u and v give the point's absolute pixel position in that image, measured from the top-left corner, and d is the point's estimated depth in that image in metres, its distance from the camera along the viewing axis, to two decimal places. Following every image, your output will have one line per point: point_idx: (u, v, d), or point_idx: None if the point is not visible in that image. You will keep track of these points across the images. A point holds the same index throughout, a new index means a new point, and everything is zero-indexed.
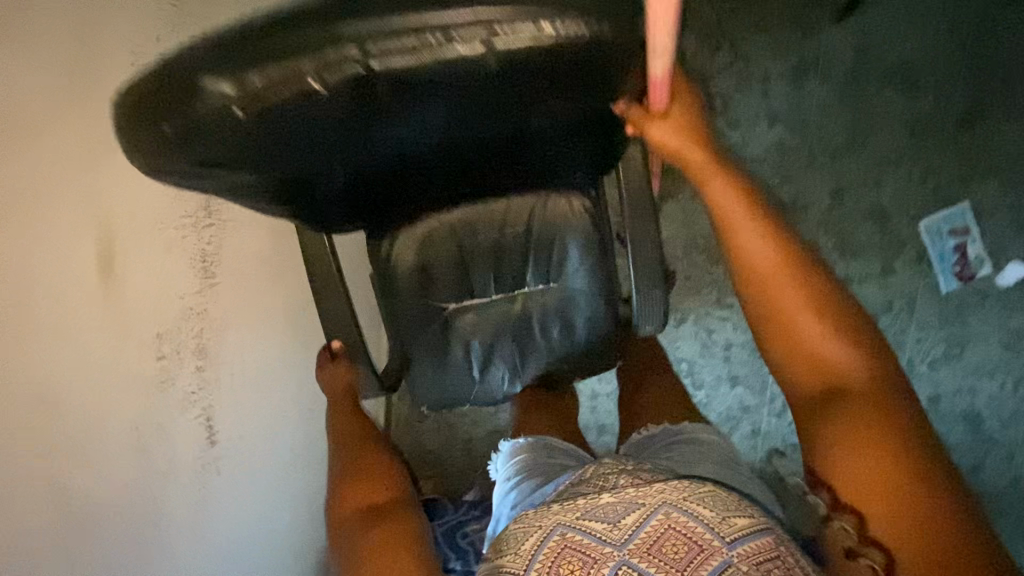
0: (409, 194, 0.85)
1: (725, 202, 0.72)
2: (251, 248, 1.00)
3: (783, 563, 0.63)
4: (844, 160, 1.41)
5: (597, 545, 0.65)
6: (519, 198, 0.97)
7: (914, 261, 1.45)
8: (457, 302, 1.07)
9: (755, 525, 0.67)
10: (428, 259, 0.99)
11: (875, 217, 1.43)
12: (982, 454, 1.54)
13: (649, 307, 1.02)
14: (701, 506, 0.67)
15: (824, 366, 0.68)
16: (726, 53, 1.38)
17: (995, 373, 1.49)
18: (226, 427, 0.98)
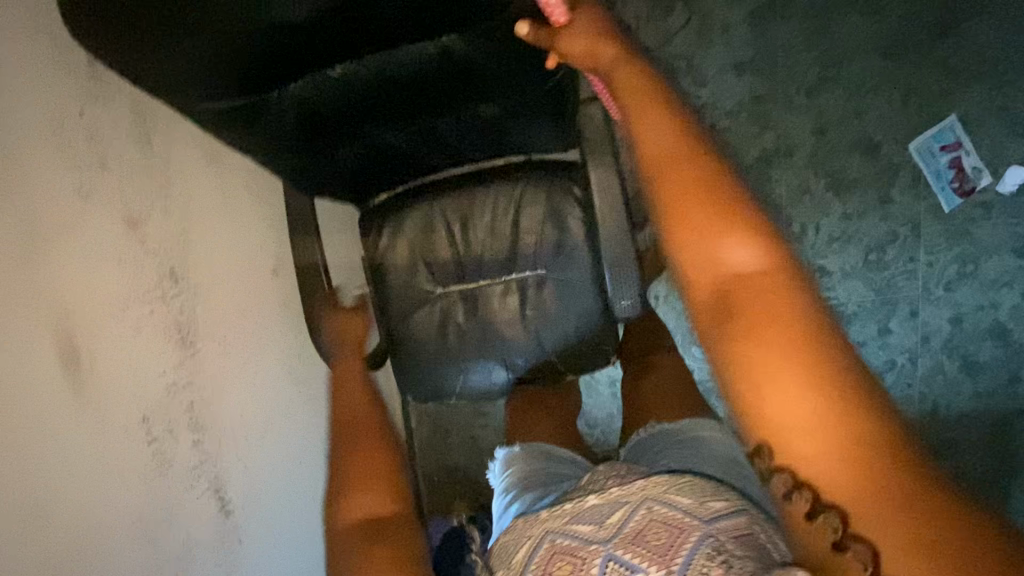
0: (395, 166, 0.95)
1: (649, 117, 0.57)
2: (228, 303, 0.99)
3: (759, 539, 0.63)
4: (821, 97, 1.38)
5: (584, 544, 0.65)
6: (499, 187, 1.04)
7: (911, 185, 1.41)
8: (445, 288, 1.10)
9: (734, 506, 0.67)
10: (419, 250, 1.07)
11: (863, 147, 1.39)
12: (1016, 367, 1.49)
13: (622, 276, 0.97)
14: (677, 494, 0.68)
15: (735, 286, 0.51)
16: (680, 13, 1.36)
17: (1015, 283, 1.45)
18: (254, 461, 1.03)
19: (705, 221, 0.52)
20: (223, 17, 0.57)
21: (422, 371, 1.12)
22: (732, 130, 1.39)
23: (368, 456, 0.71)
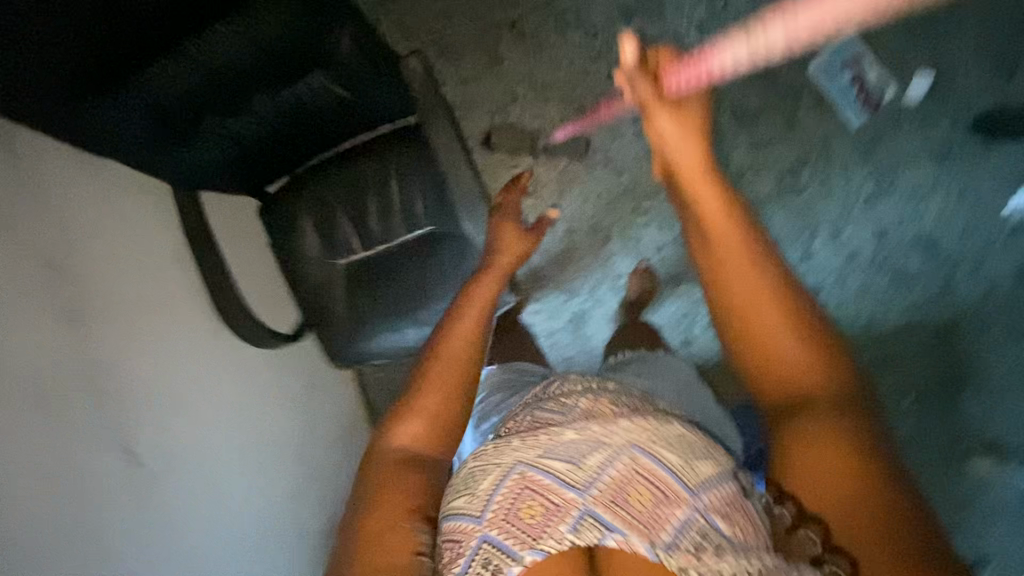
0: (267, 154, 1.03)
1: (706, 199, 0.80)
2: (122, 271, 0.92)
3: (742, 507, 0.60)
4: (711, 30, 1.40)
5: (466, 523, 0.63)
6: (367, 158, 1.11)
7: (815, 105, 1.42)
8: (346, 257, 1.16)
9: (616, 451, 0.64)
10: (316, 224, 1.13)
11: (762, 74, 1.41)
12: (948, 273, 1.49)
13: (475, 217, 0.96)
14: (554, 460, 0.64)
15: (771, 357, 0.68)
16: None
17: (935, 190, 1.45)
18: (176, 434, 0.94)
19: (761, 325, 0.69)
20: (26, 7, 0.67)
21: (339, 338, 1.17)
22: None
23: (441, 389, 0.79)
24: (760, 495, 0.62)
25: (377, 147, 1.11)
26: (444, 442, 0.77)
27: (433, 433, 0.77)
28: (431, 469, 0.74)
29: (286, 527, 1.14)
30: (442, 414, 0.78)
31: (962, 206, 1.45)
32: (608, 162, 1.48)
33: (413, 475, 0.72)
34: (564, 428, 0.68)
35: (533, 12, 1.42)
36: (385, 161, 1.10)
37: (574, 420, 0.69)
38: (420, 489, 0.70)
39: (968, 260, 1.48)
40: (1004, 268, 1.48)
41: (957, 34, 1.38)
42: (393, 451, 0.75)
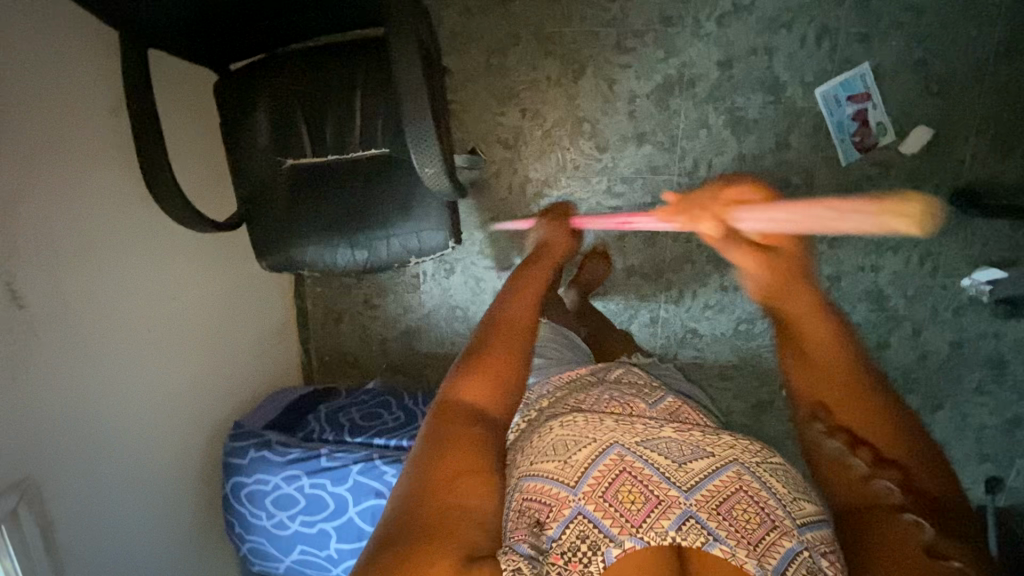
0: (225, 16, 0.97)
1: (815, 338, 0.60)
2: (41, 108, 0.86)
3: (747, 493, 0.62)
4: (732, 26, 1.34)
5: (554, 490, 0.64)
6: (332, 61, 1.06)
7: (811, 133, 1.39)
8: (294, 158, 1.12)
9: (600, 448, 0.67)
10: (268, 117, 1.08)
11: (769, 86, 1.37)
12: (887, 331, 1.53)
13: (421, 144, 0.92)
14: (655, 454, 0.66)
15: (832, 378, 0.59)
16: None
17: (899, 248, 1.46)
18: (65, 290, 0.91)
19: (859, 405, 0.57)
20: None
21: (271, 237, 1.14)
22: (638, 50, 1.37)
23: (500, 356, 0.70)
24: (771, 490, 0.63)
25: (344, 51, 1.06)
26: (506, 399, 0.68)
27: (495, 391, 0.68)
28: (491, 423, 0.66)
29: (173, 414, 1.14)
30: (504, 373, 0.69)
31: (919, 271, 1.47)
32: (592, 135, 1.43)
33: (479, 432, 0.64)
34: (550, 431, 0.72)
35: None
36: (351, 69, 1.06)
37: (560, 423, 0.73)
38: (483, 449, 0.63)
39: (910, 324, 1.51)
40: (941, 339, 1.51)
41: (971, 95, 1.34)
42: (459, 406, 0.66)
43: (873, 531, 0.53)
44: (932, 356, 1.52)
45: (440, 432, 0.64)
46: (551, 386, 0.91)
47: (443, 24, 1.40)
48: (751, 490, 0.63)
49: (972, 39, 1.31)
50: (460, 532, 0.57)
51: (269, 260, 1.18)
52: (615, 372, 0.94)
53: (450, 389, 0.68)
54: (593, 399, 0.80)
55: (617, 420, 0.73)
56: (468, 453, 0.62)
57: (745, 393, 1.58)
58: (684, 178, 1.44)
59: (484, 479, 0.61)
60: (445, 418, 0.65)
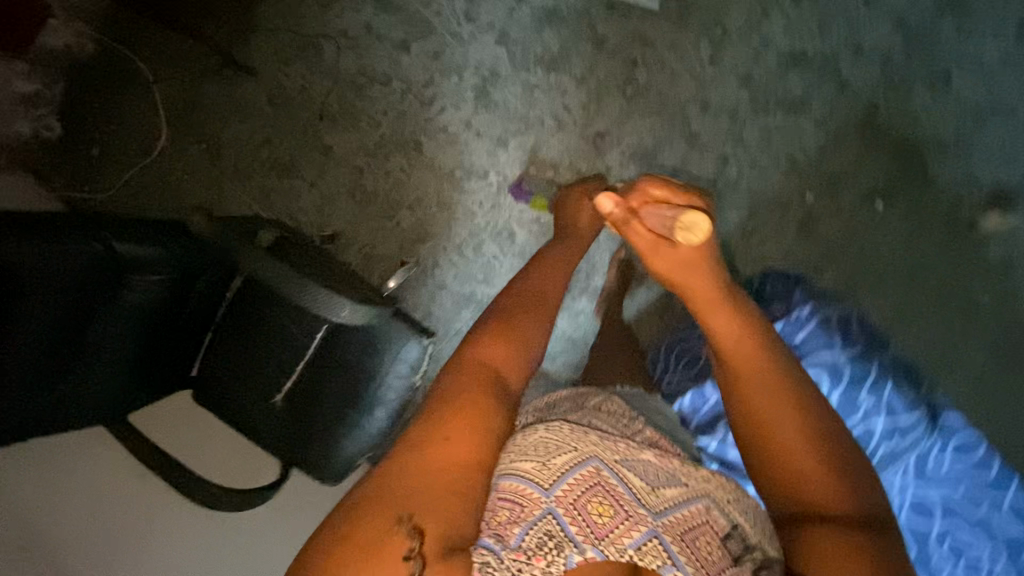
0: (171, 352, 1.16)
1: (728, 331, 0.82)
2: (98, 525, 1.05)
3: (711, 526, 0.70)
4: (481, 13, 1.44)
5: (534, 491, 0.68)
6: (241, 309, 1.21)
7: (609, 14, 1.42)
8: (279, 394, 1.22)
9: (581, 457, 0.71)
10: (239, 383, 1.21)
11: (546, 18, 1.43)
12: (834, 70, 1.43)
13: (324, 302, 1.01)
14: (631, 475, 0.72)
15: (789, 480, 0.72)
16: (329, 45, 1.47)
17: (767, 11, 1.41)
18: None
19: (759, 379, 0.77)
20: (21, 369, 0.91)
21: (312, 459, 1.22)
22: (437, 92, 1.48)
23: (520, 331, 0.84)
24: (736, 514, 0.72)
25: (240, 297, 1.22)
26: (522, 369, 0.81)
27: (513, 358, 0.81)
28: (506, 387, 0.77)
29: None
30: (509, 358, 0.80)
31: (803, 8, 1.41)
32: (470, 173, 1.51)
33: (497, 390, 0.75)
34: (535, 431, 0.74)
35: (327, 96, 1.49)
36: (258, 302, 1.20)
37: (547, 425, 0.75)
38: (492, 407, 0.72)
39: (844, 47, 1.42)
40: (882, 33, 1.41)
41: None
42: (477, 362, 0.78)
43: (807, 532, 0.67)
44: (892, 51, 1.41)
45: (464, 382, 0.74)
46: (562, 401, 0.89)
47: (305, 209, 1.55)
48: (715, 524, 0.71)
49: None
50: (426, 505, 0.61)
51: (331, 480, 1.25)
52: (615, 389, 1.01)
53: (471, 348, 0.80)
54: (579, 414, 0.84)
55: (597, 433, 0.76)
56: (471, 416, 0.70)
57: (779, 225, 1.47)
58: (559, 134, 1.47)
59: (475, 472, 0.66)
60: (464, 379, 0.75)
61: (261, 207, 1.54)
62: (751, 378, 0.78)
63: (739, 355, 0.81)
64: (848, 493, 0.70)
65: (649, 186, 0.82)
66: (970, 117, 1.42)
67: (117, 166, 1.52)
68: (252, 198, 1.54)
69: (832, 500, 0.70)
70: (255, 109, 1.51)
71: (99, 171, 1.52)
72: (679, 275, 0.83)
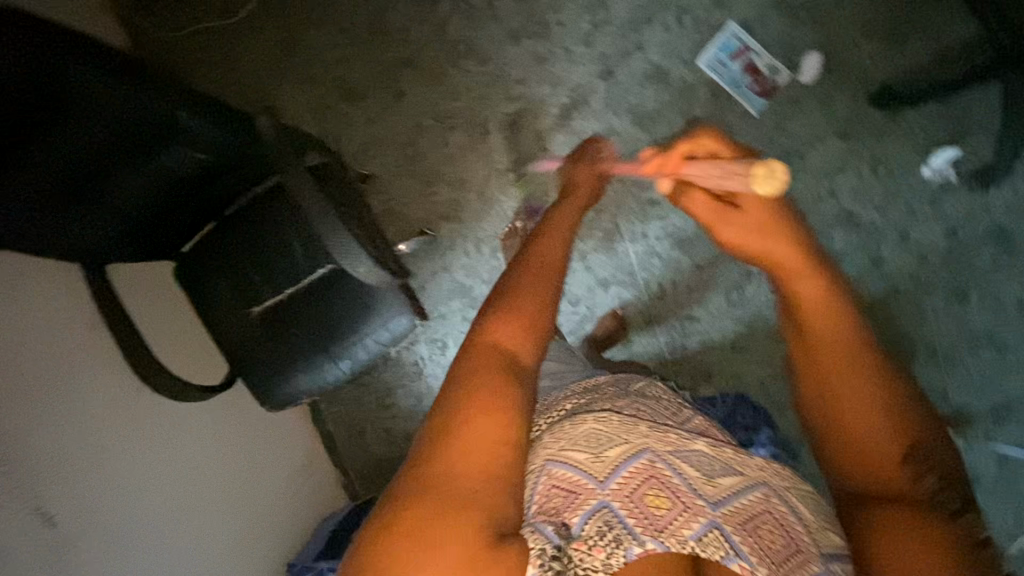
0: (175, 222, 1.14)
1: (811, 295, 0.75)
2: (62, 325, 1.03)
3: (773, 514, 0.76)
4: (598, 42, 1.44)
5: (587, 483, 0.73)
6: (258, 213, 1.19)
7: (711, 100, 1.44)
8: (258, 306, 1.22)
9: (636, 450, 0.77)
10: (226, 280, 1.20)
11: (655, 76, 1.44)
12: (876, 246, 1.50)
13: (346, 252, 1.01)
14: (687, 467, 0.78)
15: (859, 448, 0.73)
16: (446, 1, 1.44)
17: (846, 167, 1.46)
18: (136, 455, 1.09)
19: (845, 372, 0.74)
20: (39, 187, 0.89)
21: (263, 379, 1.23)
22: (526, 93, 1.47)
23: (532, 301, 0.76)
24: (789, 510, 0.78)
25: (261, 201, 1.19)
26: (541, 341, 0.74)
27: (533, 345, 0.73)
28: (524, 374, 0.71)
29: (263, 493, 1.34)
30: (538, 322, 0.75)
31: (878, 179, 1.46)
32: (520, 181, 1.51)
33: (520, 385, 0.69)
34: (585, 422, 0.83)
35: (423, 47, 1.46)
36: (278, 217, 1.19)
37: (595, 417, 0.84)
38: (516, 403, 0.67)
39: (894, 230, 1.49)
40: (934, 233, 1.48)
41: (841, 7, 1.38)
42: (494, 349, 0.71)
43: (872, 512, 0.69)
44: (931, 253, 1.49)
45: (482, 371, 0.69)
46: (574, 393, 1.01)
47: (352, 140, 1.52)
48: (776, 511, 0.77)
49: None
50: (493, 503, 0.62)
51: (271, 404, 1.27)
52: (638, 384, 1.03)
53: (480, 332, 0.73)
54: (624, 404, 0.91)
55: (650, 427, 0.83)
56: (501, 416, 0.66)
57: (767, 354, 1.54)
58: (618, 186, 1.54)
59: (506, 454, 0.65)
60: (476, 362, 0.70)
61: (312, 117, 1.51)
62: (835, 344, 0.75)
63: (814, 317, 0.76)
64: (926, 447, 0.71)
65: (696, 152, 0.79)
66: (967, 340, 1.52)
67: (192, 15, 1.47)
68: (308, 107, 1.51)
69: (904, 461, 0.71)
70: (349, 24, 1.47)
71: (175, 12, 1.47)
72: (769, 230, 0.75)
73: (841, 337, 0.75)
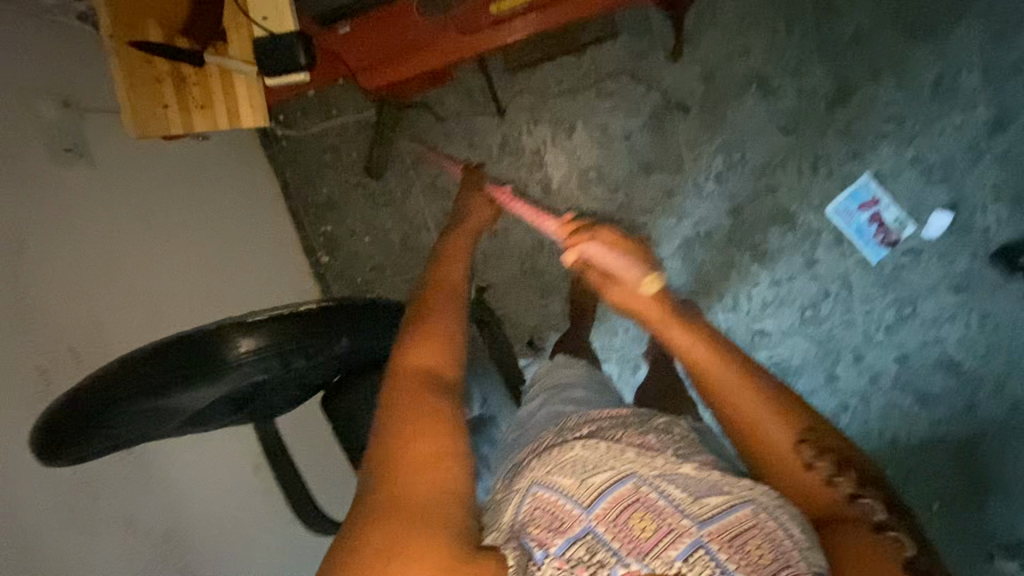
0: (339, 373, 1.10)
1: (688, 342, 0.78)
2: (249, 490, 1.10)
3: (764, 530, 0.65)
4: (730, 180, 1.45)
5: (567, 506, 0.67)
6: None
7: (834, 244, 1.47)
8: None
9: (620, 475, 0.69)
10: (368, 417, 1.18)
11: (781, 217, 1.46)
12: (971, 392, 1.55)
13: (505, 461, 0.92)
14: (672, 486, 0.68)
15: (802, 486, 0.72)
16: (581, 128, 1.44)
17: (956, 318, 1.50)
18: None
19: (744, 398, 0.74)
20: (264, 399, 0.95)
21: None
22: (651, 221, 1.49)
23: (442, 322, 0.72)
24: (788, 527, 0.67)
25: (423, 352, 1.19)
26: (458, 361, 0.71)
27: (448, 356, 0.70)
28: (441, 383, 0.67)
29: None
30: (454, 337, 0.72)
31: (985, 332, 1.51)
32: None
33: (439, 394, 0.66)
34: (572, 449, 0.74)
35: (554, 170, 1.48)
36: None
37: (582, 444, 0.75)
38: (439, 409, 0.64)
39: (991, 379, 1.54)
40: None
41: (976, 170, 1.40)
42: (413, 371, 0.67)
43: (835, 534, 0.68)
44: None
45: (404, 393, 0.65)
46: (597, 419, 0.86)
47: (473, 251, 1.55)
48: (765, 526, 0.66)
49: (959, 125, 1.37)
50: (446, 507, 0.59)
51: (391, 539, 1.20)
52: (659, 420, 0.88)
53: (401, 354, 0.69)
54: (622, 432, 0.80)
55: (636, 450, 0.73)
56: (442, 434, 0.62)
57: None
58: (729, 315, 1.54)
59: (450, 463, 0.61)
60: (398, 382, 0.66)
61: (436, 227, 1.54)
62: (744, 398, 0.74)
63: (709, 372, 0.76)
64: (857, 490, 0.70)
65: (602, 233, 0.82)
66: None
67: (325, 117, 1.49)
68: (433, 217, 1.54)
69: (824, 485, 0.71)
70: (481, 140, 1.47)
71: (308, 111, 1.49)
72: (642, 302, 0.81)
73: (738, 380, 0.75)
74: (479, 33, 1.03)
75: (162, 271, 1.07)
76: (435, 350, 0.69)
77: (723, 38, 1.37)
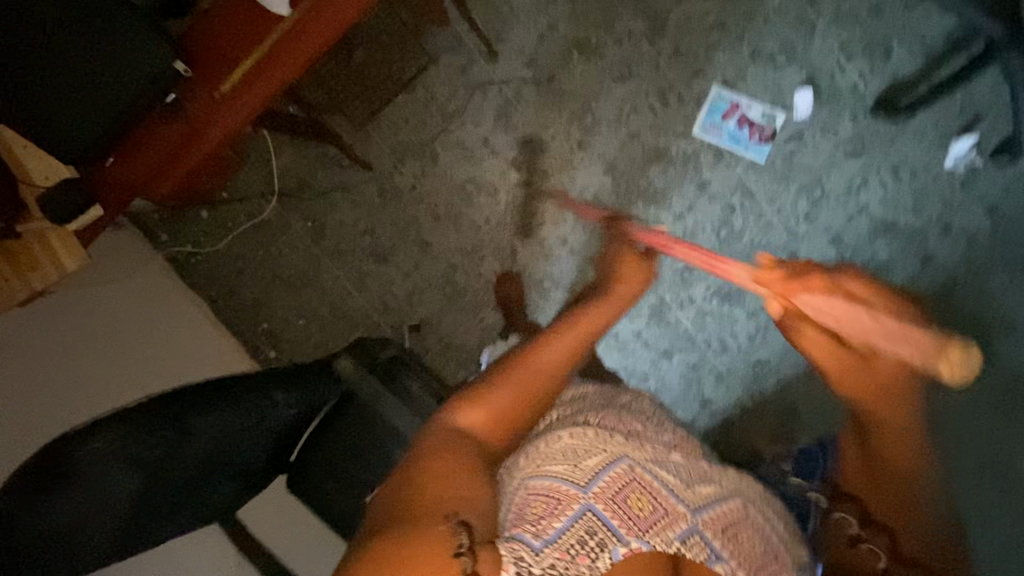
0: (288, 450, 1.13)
1: (892, 440, 0.84)
2: None
3: (751, 521, 0.75)
4: (593, 140, 1.48)
5: (566, 488, 0.70)
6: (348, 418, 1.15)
7: (715, 158, 1.46)
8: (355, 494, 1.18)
9: (611, 458, 0.73)
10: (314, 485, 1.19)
11: (655, 155, 1.47)
12: (921, 243, 1.47)
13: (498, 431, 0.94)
14: (665, 473, 0.74)
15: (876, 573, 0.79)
16: (443, 151, 1.53)
17: (868, 179, 1.46)
18: None
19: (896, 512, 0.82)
20: (221, 493, 0.99)
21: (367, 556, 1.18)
22: (540, 205, 1.51)
23: (526, 372, 0.79)
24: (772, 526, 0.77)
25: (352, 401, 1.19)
26: (515, 413, 0.76)
27: (508, 407, 0.75)
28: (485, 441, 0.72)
29: None
30: (525, 387, 0.77)
31: (905, 182, 1.46)
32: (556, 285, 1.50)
33: (476, 441, 0.71)
34: (561, 436, 0.76)
35: (437, 197, 1.55)
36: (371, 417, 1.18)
37: (570, 432, 0.76)
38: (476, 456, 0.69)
39: (934, 222, 1.47)
40: (976, 215, 1.46)
41: (816, 40, 1.41)
42: (459, 424, 0.72)
43: None
44: (981, 234, 1.46)
45: (448, 435, 0.70)
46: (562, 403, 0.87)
47: (395, 296, 1.60)
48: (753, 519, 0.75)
49: (779, 8, 1.40)
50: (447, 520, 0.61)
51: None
52: (624, 397, 0.90)
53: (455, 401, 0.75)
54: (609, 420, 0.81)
55: (625, 436, 0.78)
56: (465, 470, 0.66)
57: None
58: None
59: (470, 491, 0.65)
60: (442, 430, 0.71)
61: (354, 286, 1.61)
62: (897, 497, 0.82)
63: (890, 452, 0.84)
64: None
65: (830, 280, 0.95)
66: None
67: (223, 230, 1.63)
68: (349, 278, 1.61)
69: None
70: (363, 197, 1.57)
71: (207, 230, 1.63)
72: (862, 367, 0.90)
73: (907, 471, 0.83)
74: (220, 110, 1.15)
75: (72, 381, 1.25)
76: (501, 389, 0.76)
77: (532, 26, 1.46)
